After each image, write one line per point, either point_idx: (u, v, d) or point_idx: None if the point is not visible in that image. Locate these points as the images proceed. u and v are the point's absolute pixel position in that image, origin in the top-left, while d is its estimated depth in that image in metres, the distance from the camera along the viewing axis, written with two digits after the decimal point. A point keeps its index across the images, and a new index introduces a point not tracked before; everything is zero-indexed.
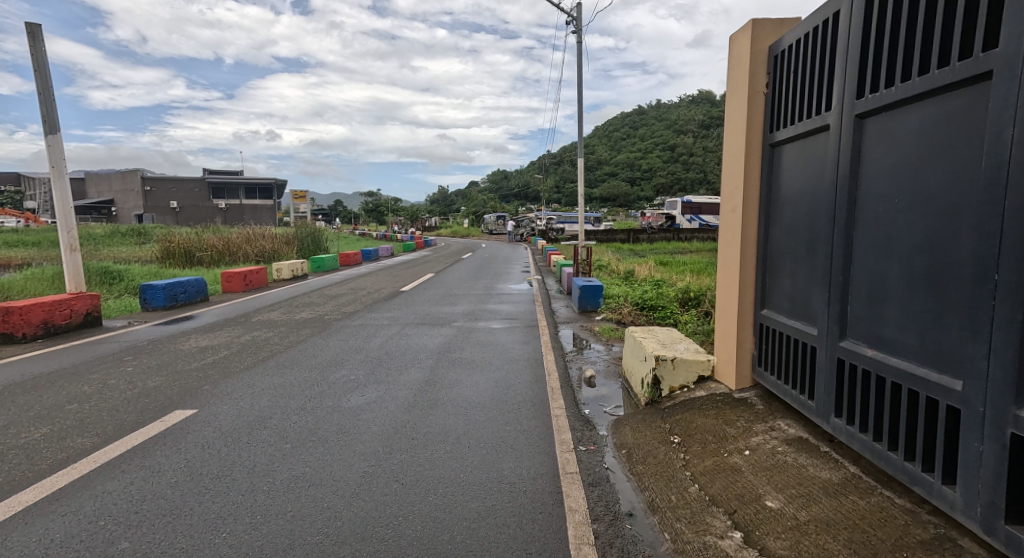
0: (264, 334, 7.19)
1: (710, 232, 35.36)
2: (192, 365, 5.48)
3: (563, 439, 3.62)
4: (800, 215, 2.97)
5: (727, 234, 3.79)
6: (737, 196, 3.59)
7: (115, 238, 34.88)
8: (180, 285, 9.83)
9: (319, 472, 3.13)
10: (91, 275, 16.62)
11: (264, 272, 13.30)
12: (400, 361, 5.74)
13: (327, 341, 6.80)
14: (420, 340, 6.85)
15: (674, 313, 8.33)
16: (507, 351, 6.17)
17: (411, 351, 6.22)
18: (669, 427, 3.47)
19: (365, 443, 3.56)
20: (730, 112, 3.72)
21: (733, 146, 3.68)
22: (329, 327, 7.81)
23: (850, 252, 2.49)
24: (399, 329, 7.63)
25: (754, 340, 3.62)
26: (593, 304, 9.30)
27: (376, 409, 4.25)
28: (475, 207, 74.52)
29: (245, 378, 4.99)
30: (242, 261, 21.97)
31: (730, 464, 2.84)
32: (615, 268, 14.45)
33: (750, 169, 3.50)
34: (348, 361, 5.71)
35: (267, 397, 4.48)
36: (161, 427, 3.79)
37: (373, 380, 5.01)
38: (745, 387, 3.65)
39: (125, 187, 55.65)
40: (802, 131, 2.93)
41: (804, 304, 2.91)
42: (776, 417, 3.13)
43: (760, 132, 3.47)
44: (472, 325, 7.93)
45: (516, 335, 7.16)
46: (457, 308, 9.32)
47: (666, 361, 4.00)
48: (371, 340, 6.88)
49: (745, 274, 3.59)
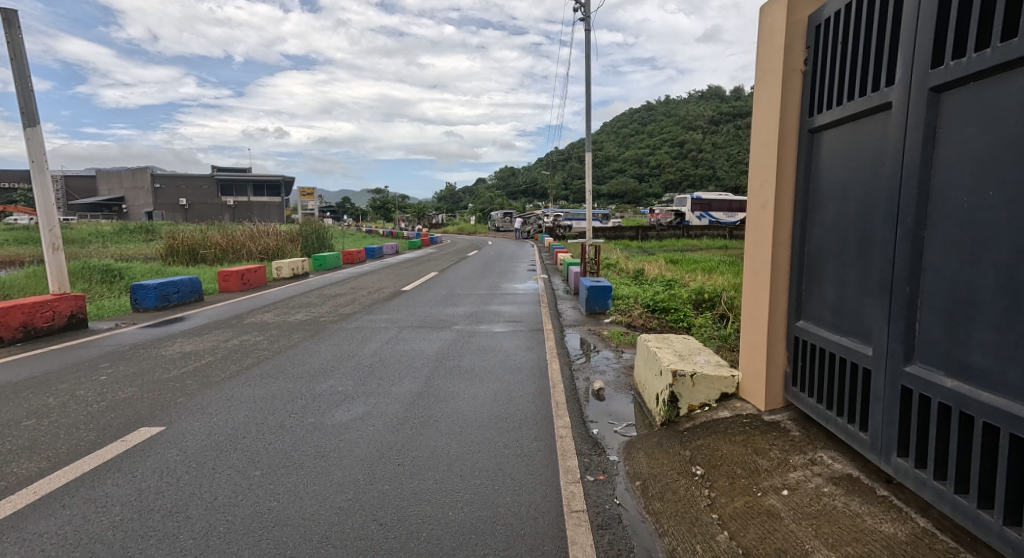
0: (254, 338, 6.82)
1: (721, 229, 34.63)
2: (172, 374, 5.12)
3: (568, 467, 3.20)
4: (848, 212, 2.52)
5: (755, 234, 3.33)
6: (768, 190, 3.13)
7: (122, 235, 34.83)
8: (173, 285, 9.50)
9: (286, 509, 2.73)
10: (93, 273, 16.42)
11: (264, 271, 12.99)
12: (393, 370, 5.34)
13: (319, 346, 6.42)
14: (418, 346, 6.44)
15: (688, 316, 7.86)
16: (509, 359, 5.73)
17: (406, 358, 5.81)
18: (690, 456, 3.03)
19: (344, 471, 3.16)
20: (759, 95, 3.26)
21: (763, 133, 3.22)
22: (324, 330, 7.42)
23: (917, 258, 2.03)
24: (396, 332, 7.22)
25: (787, 355, 3.17)
26: (601, 305, 8.81)
27: (361, 428, 3.84)
28: (483, 204, 74.13)
29: (224, 390, 4.61)
30: (246, 258, 21.71)
31: (766, 507, 2.39)
32: (625, 267, 13.95)
33: (784, 159, 3.04)
34: (338, 369, 5.32)
35: (244, 412, 4.10)
36: (121, 448, 3.42)
37: (362, 393, 4.61)
38: (776, 408, 3.20)
39: (134, 183, 55.80)
40: (852, 112, 2.47)
41: (855, 318, 2.45)
42: (817, 447, 2.69)
43: (797, 116, 3.01)
44: (473, 328, 7.50)
45: (519, 340, 6.73)
46: (459, 310, 8.89)
47: (686, 377, 3.57)
48: (366, 345, 6.48)
49: (777, 280, 3.14)
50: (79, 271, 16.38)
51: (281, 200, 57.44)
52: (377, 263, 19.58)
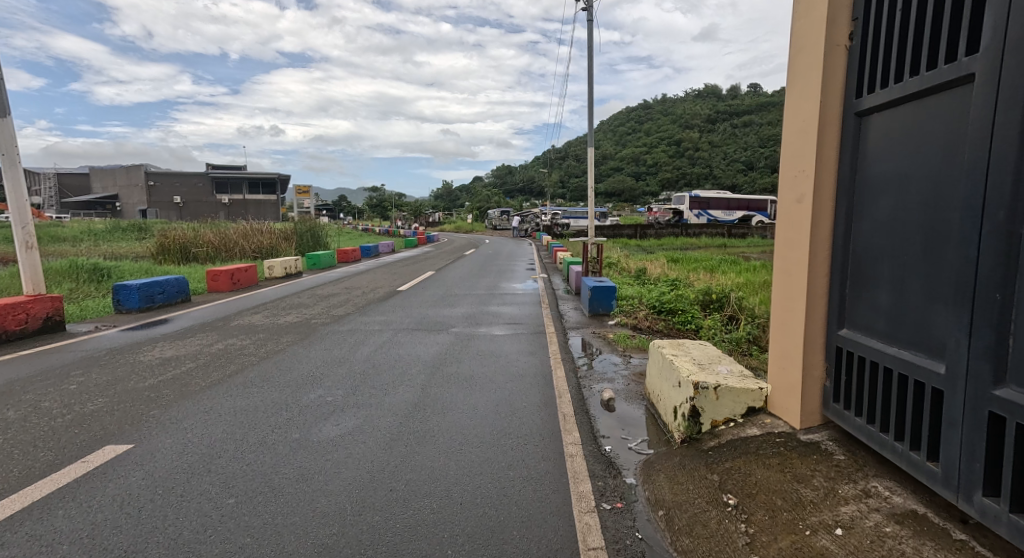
0: (240, 342, 6.45)
1: (719, 228, 34.38)
2: (148, 383, 4.74)
3: (580, 493, 2.86)
4: (909, 205, 2.18)
5: (787, 231, 2.99)
6: (806, 183, 2.78)
7: (115, 233, 34.31)
8: (158, 285, 9.11)
9: (261, 546, 2.38)
10: (80, 271, 15.99)
11: (255, 270, 12.59)
12: (387, 377, 4.98)
13: (309, 351, 6.05)
14: (414, 350, 6.07)
15: (696, 318, 7.55)
16: (511, 366, 5.37)
17: (401, 364, 5.45)
18: (719, 482, 2.69)
19: (330, 498, 2.81)
20: (792, 77, 2.93)
21: (798, 118, 2.88)
22: (315, 333, 7.06)
23: (1011, 259, 1.69)
24: (391, 335, 6.87)
25: (826, 368, 2.83)
26: (606, 306, 8.46)
27: (351, 446, 3.49)
28: (479, 202, 73.73)
29: (202, 402, 4.24)
30: (239, 257, 21.27)
31: (817, 550, 2.06)
32: (626, 267, 13.64)
33: (824, 146, 2.70)
34: (328, 377, 4.96)
35: (223, 427, 3.73)
36: (81, 471, 3.04)
37: (353, 404, 4.26)
38: (813, 427, 2.86)
39: (127, 181, 55.19)
40: (915, 89, 2.14)
41: (919, 327, 2.11)
42: (869, 475, 2.36)
43: (840, 98, 2.68)
44: (472, 331, 7.14)
45: (520, 344, 6.37)
46: (456, 311, 8.53)
47: (709, 389, 3.23)
48: (358, 350, 6.11)
49: (815, 282, 2.80)
50: (66, 270, 15.94)
51: (277, 198, 56.91)
52: (376, 262, 18.72)
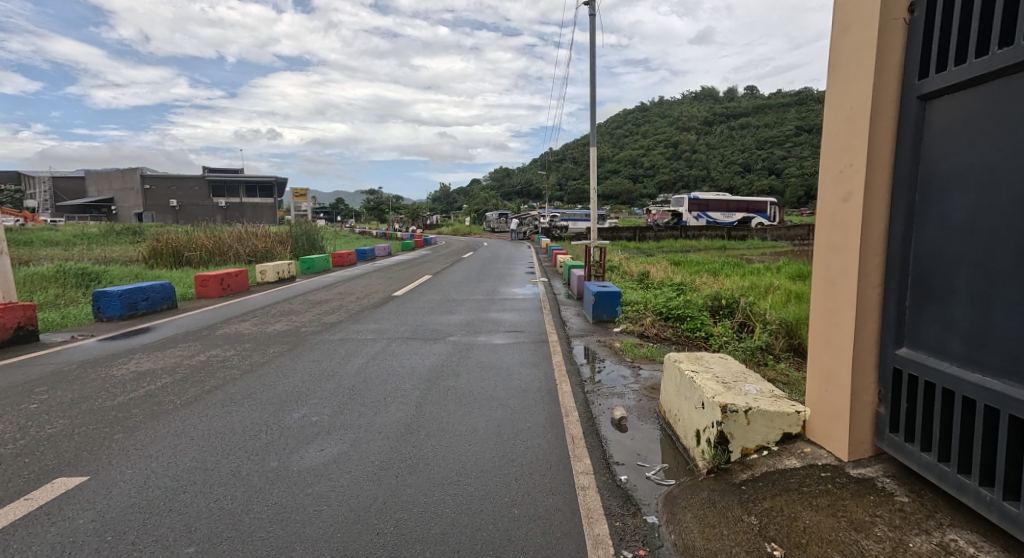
0: (223, 353, 6.04)
1: (719, 230, 34.11)
2: (117, 401, 4.34)
3: (597, 536, 2.48)
4: (998, 205, 1.82)
5: (831, 234, 2.62)
6: (857, 179, 2.42)
7: (109, 236, 33.84)
8: (142, 291, 8.72)
9: None
10: (67, 277, 15.55)
11: (246, 275, 12.18)
12: (379, 393, 4.59)
13: (296, 363, 5.65)
14: (408, 362, 5.68)
15: (706, 325, 7.21)
16: (512, 379, 4.98)
17: (395, 378, 5.06)
18: (759, 527, 2.32)
19: (308, 545, 2.42)
20: (837, 59, 2.57)
21: (844, 104, 2.52)
22: (304, 343, 6.66)
23: None
24: (385, 345, 6.48)
25: (878, 392, 2.45)
26: (610, 312, 8.09)
27: (335, 476, 3.09)
28: (477, 205, 73.38)
29: (173, 424, 3.84)
30: (233, 260, 20.86)
31: None
32: (628, 270, 13.30)
33: (876, 137, 2.35)
34: (314, 393, 4.56)
35: (192, 454, 3.33)
36: (21, 512, 2.63)
37: (340, 425, 3.86)
38: (863, 459, 2.50)
39: (123, 185, 54.76)
40: (1006, 65, 1.78)
41: (1013, 350, 1.75)
42: (944, 524, 2.00)
43: (895, 81, 2.32)
44: (471, 340, 6.75)
45: (522, 354, 5.99)
46: (454, 318, 8.15)
47: (739, 413, 2.86)
48: (349, 362, 5.72)
49: (865, 294, 2.43)
50: (53, 275, 15.54)
51: (273, 201, 56.50)
52: (371, 265, 19.04)
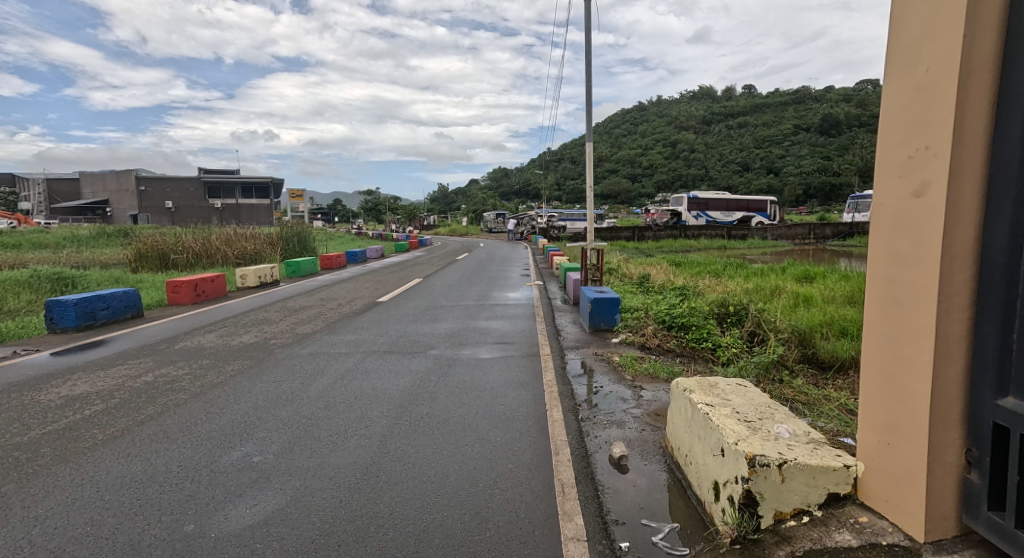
0: (175, 371, 5.38)
1: (719, 230, 33.56)
2: (26, 437, 3.68)
3: None
4: None
5: (894, 241, 1.98)
6: (941, 168, 1.78)
7: (98, 239, 33.16)
8: (101, 299, 8.08)
9: None
10: (42, 282, 14.90)
11: (224, 280, 11.50)
12: (339, 425, 3.93)
13: (253, 384, 5.00)
14: (380, 383, 5.03)
15: (713, 335, 6.60)
16: (496, 404, 4.35)
17: (361, 403, 4.41)
18: None
19: None
20: (903, 9, 1.94)
21: (918, 67, 1.87)
22: (269, 358, 6.01)
23: None
24: (358, 361, 5.83)
25: (965, 452, 1.83)
26: (608, 320, 7.46)
27: (261, 546, 2.46)
28: (476, 205, 72.73)
29: (80, 469, 3.19)
30: (221, 263, 20.15)
31: None
32: (628, 273, 12.66)
33: (969, 109, 1.72)
34: (263, 425, 3.91)
35: (89, 515, 2.69)
36: None
37: (285, 469, 3.23)
38: (946, 542, 1.87)
39: (116, 186, 54.06)
40: None
41: None
42: None
43: (995, 33, 1.70)
44: (454, 354, 6.10)
45: (510, 371, 5.35)
46: (439, 328, 7.49)
47: (771, 469, 2.22)
48: (314, 381, 5.09)
49: (950, 321, 1.80)
50: (27, 280, 14.86)
51: (269, 202, 55.88)
52: (360, 268, 18.28)
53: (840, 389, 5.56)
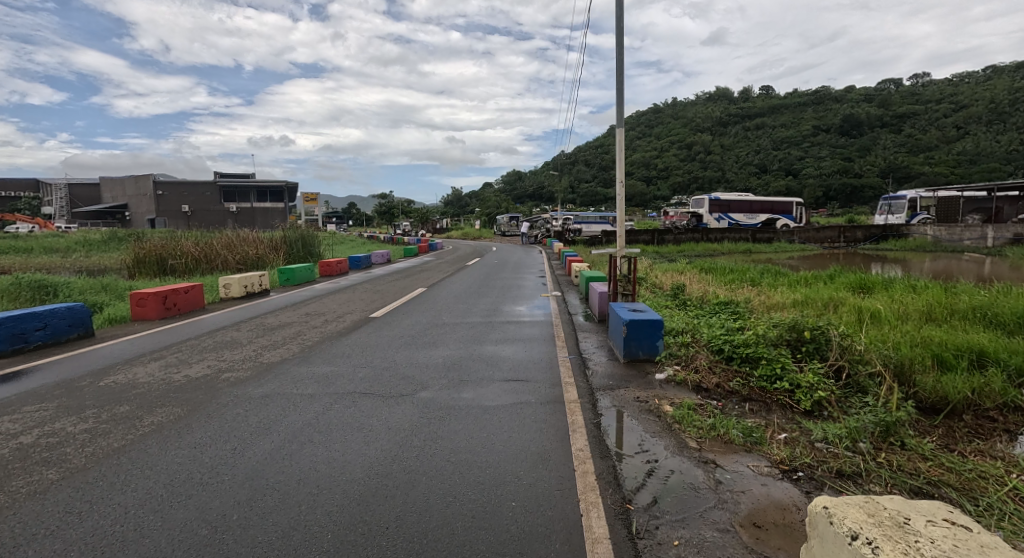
0: (67, 427, 3.96)
1: (743, 233, 31.81)
2: None
3: None
4: None
5: None
6: None
7: (108, 243, 32.46)
8: (36, 318, 6.76)
9: None
10: (22, 290, 13.78)
11: (202, 291, 10.14)
12: (253, 547, 2.48)
13: (167, 449, 3.58)
14: (343, 449, 3.57)
15: (789, 370, 5.03)
16: (505, 502, 2.85)
17: (301, 496, 2.94)
18: None
19: None
20: None
21: None
22: (210, 402, 4.59)
23: None
24: (321, 409, 4.38)
25: None
26: (648, 348, 5.92)
27: None
28: (490, 208, 71.52)
29: None
30: (221, 269, 18.89)
31: None
32: (660, 282, 11.09)
33: None
34: (133, 545, 2.48)
35: None
36: None
37: None
38: None
39: (133, 190, 53.87)
40: None
41: None
42: None
43: None
44: (450, 399, 4.61)
45: (524, 433, 3.83)
46: (436, 357, 6.02)
47: None
48: (253, 446, 3.65)
49: None
50: (6, 288, 13.74)
51: (282, 205, 55.24)
52: (364, 274, 17.04)
53: (984, 458, 3.96)
